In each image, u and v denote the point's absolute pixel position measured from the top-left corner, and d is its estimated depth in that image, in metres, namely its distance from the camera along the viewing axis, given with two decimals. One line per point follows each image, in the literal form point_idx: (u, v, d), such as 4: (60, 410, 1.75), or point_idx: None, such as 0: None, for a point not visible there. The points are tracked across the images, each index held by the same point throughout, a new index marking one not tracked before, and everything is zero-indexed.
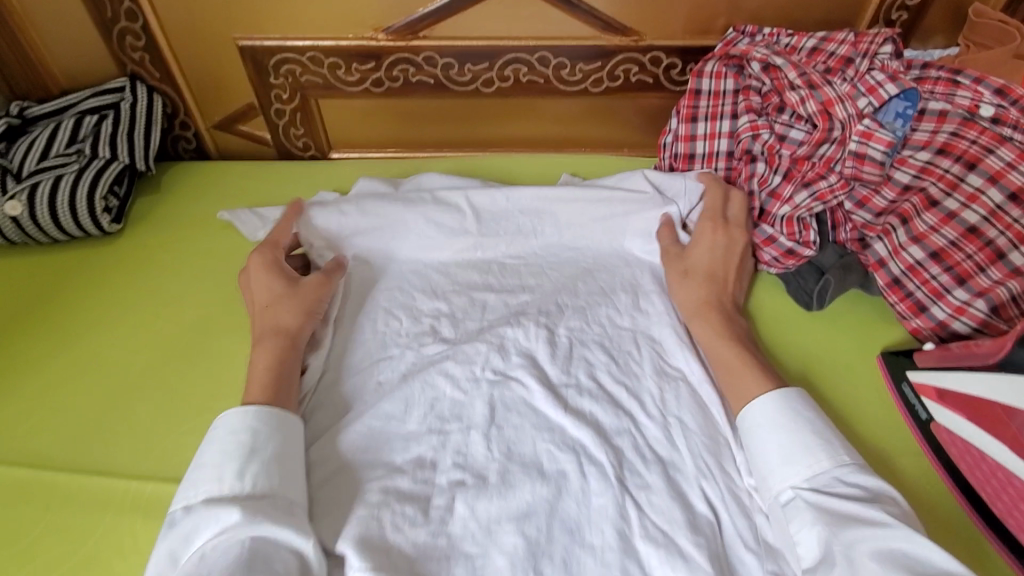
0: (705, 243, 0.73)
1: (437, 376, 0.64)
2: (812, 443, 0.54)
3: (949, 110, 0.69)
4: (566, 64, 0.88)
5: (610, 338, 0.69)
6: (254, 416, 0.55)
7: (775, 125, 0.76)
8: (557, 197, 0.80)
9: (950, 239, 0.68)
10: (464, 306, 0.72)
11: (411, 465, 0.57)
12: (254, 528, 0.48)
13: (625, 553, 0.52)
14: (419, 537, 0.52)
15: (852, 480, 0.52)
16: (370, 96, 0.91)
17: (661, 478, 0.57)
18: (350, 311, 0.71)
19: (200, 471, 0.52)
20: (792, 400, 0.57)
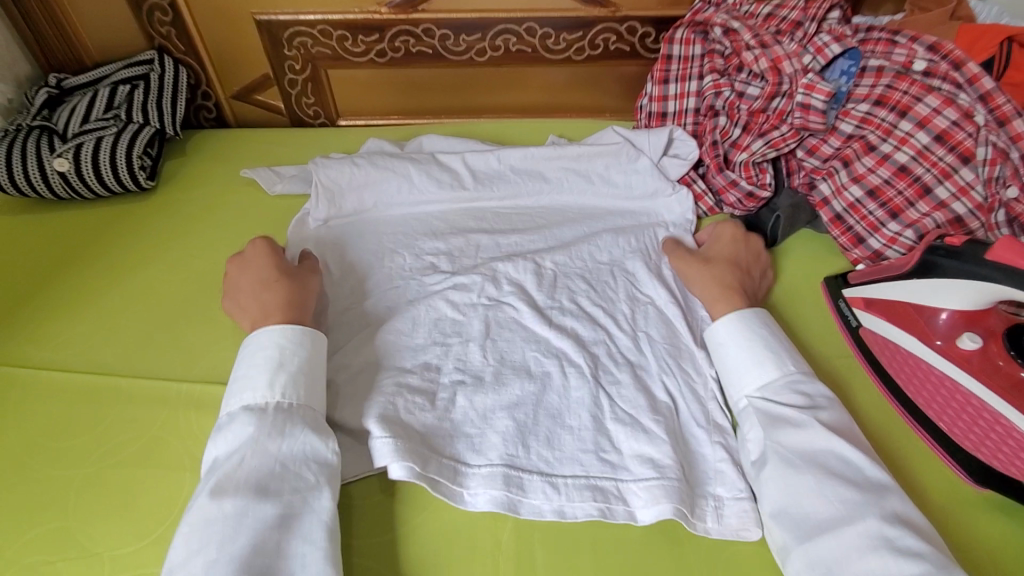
0: (720, 242, 0.78)
1: (439, 301, 0.74)
2: (780, 355, 0.64)
3: (886, 66, 0.79)
4: (551, 34, 0.97)
5: (591, 271, 0.79)
6: (280, 334, 0.63)
7: (735, 83, 0.85)
8: (543, 153, 0.90)
9: (884, 177, 0.78)
10: (461, 246, 0.82)
11: (420, 367, 0.67)
12: (286, 435, 0.56)
13: (598, 431, 0.62)
14: (428, 420, 0.62)
15: (800, 387, 0.61)
16: (374, 65, 1.00)
17: (630, 375, 0.66)
18: (362, 253, 0.81)
19: (240, 385, 0.59)
20: (753, 322, 0.66)
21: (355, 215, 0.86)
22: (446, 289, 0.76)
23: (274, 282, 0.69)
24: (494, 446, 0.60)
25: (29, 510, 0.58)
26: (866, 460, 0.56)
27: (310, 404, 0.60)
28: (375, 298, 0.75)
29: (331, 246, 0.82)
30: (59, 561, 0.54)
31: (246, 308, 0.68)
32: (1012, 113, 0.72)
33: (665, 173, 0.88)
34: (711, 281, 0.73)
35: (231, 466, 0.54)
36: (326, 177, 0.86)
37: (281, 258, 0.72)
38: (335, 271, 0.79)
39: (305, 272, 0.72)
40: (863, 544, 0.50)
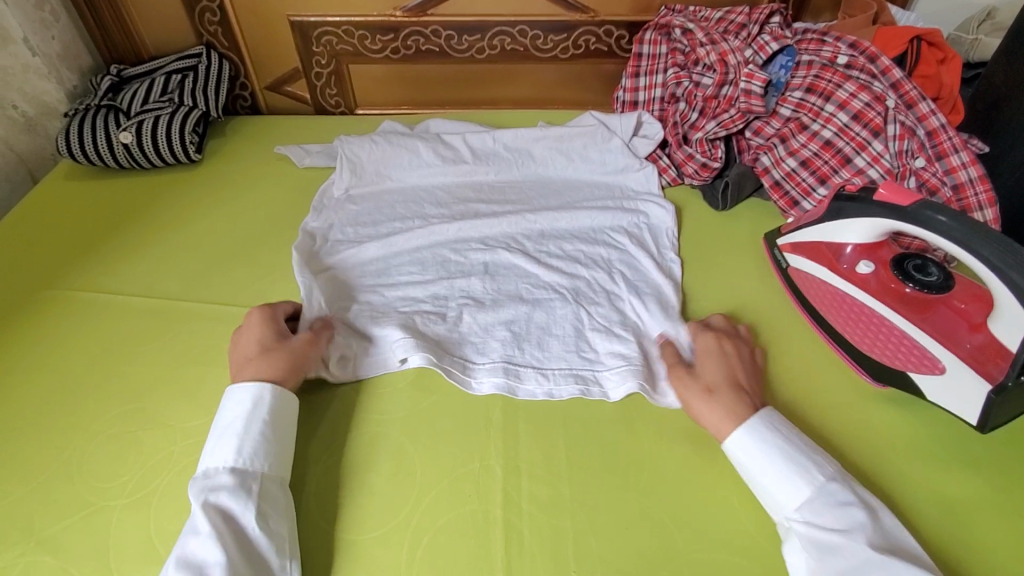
0: (712, 356, 0.70)
1: (445, 250, 0.89)
2: (808, 464, 0.59)
3: (814, 60, 0.96)
4: (540, 35, 1.14)
5: (577, 227, 0.94)
6: (256, 395, 0.64)
7: (692, 75, 1.02)
8: (531, 135, 1.05)
9: (813, 150, 0.95)
10: (460, 211, 0.97)
11: (430, 297, 0.82)
12: (208, 502, 0.56)
13: (580, 339, 0.77)
14: (441, 332, 0.77)
15: (837, 499, 0.57)
16: (389, 61, 1.17)
17: (607, 299, 0.82)
18: (377, 214, 0.96)
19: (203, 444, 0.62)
20: (766, 431, 0.62)
21: (374, 185, 1.01)
22: (450, 240, 0.91)
23: (257, 359, 0.67)
24: (497, 352, 0.75)
25: (116, 395, 0.73)
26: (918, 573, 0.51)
27: (254, 466, 0.60)
28: (387, 246, 0.89)
29: (357, 213, 0.96)
30: (141, 430, 0.69)
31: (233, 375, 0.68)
32: (917, 97, 0.89)
33: (635, 151, 1.04)
34: (726, 422, 0.64)
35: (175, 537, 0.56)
36: (349, 151, 1.02)
37: (267, 331, 0.71)
38: (357, 226, 0.94)
39: (296, 344, 0.69)
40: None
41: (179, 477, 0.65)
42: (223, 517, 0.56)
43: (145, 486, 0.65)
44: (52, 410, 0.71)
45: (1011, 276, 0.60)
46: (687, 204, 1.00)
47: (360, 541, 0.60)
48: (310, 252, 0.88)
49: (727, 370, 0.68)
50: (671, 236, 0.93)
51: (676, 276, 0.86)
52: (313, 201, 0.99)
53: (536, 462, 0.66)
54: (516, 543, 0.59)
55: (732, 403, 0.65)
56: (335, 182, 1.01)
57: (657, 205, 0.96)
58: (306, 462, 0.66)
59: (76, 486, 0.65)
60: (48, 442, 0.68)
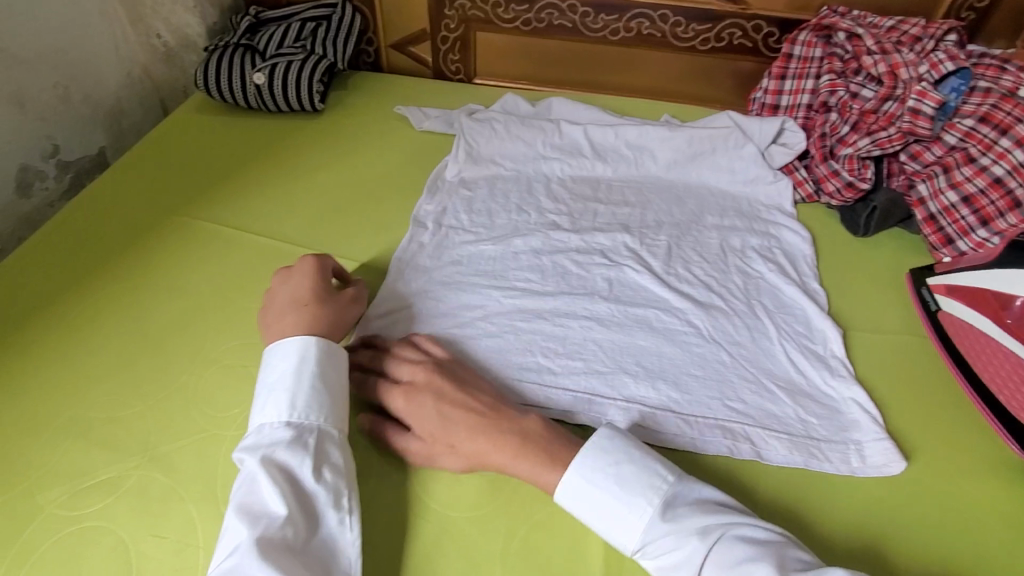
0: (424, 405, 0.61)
1: (563, 258, 0.84)
2: (619, 511, 0.53)
3: (994, 88, 0.85)
4: (681, 22, 1.08)
5: (704, 246, 0.87)
6: (302, 352, 0.61)
7: (851, 84, 0.93)
8: (658, 134, 0.99)
9: (979, 187, 0.84)
10: (580, 210, 0.92)
11: (552, 312, 0.77)
12: (268, 454, 0.55)
13: (720, 384, 0.70)
14: (561, 361, 0.71)
15: (663, 548, 0.52)
16: (518, 33, 1.14)
17: (750, 337, 0.75)
18: (493, 205, 0.92)
19: (253, 401, 0.60)
20: (572, 486, 0.55)
21: (490, 160, 0.98)
22: (572, 248, 0.86)
23: (302, 308, 0.66)
24: (630, 387, 0.69)
25: (229, 329, 0.74)
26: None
27: (309, 419, 0.58)
28: (505, 246, 0.85)
29: (474, 198, 0.93)
30: (254, 366, 0.70)
31: (271, 329, 0.65)
32: None
33: (770, 160, 0.96)
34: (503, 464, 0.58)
35: (232, 489, 0.55)
36: (472, 122, 1.01)
37: (317, 281, 0.70)
38: (473, 217, 0.90)
39: (340, 306, 0.69)
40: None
41: None
42: (281, 471, 0.54)
43: None
44: (173, 334, 0.74)
45: None
46: (820, 224, 0.92)
47: (455, 518, 0.59)
48: (422, 239, 0.85)
49: (445, 413, 0.60)
50: (808, 264, 0.85)
51: (823, 305, 0.79)
52: (427, 180, 0.96)
53: None
54: (617, 557, 0.56)
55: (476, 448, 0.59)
56: (451, 159, 0.98)
57: (792, 231, 0.89)
58: None
59: (190, 411, 0.67)
60: (168, 364, 0.71)
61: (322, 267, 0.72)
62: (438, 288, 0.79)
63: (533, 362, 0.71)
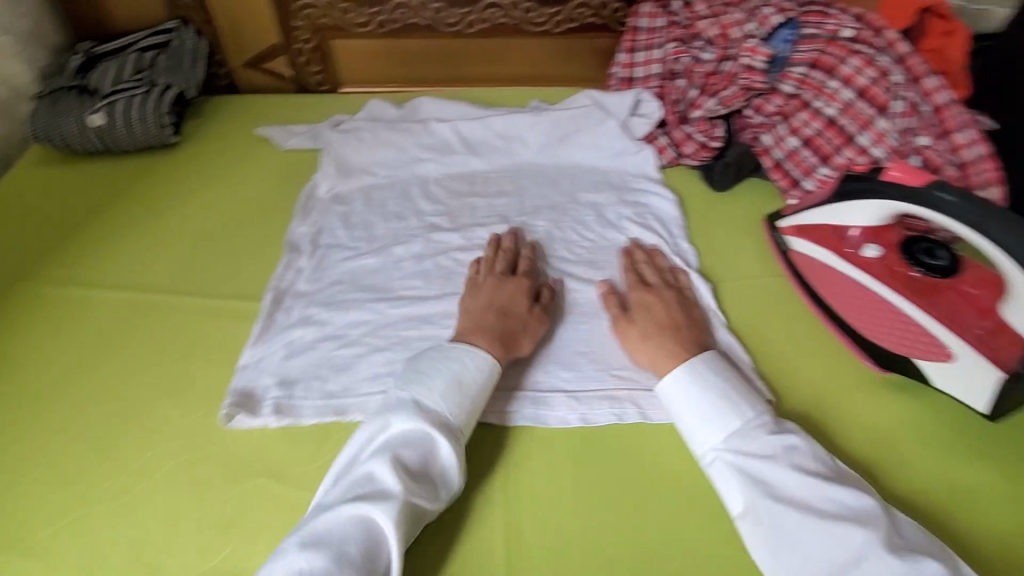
0: (647, 307, 0.74)
1: (447, 260, 0.83)
2: (737, 402, 0.63)
3: (817, 34, 0.92)
4: (532, 8, 1.10)
5: (581, 223, 0.90)
6: (484, 363, 0.66)
7: (693, 50, 0.99)
8: (524, 121, 1.01)
9: (817, 128, 0.91)
10: (459, 208, 0.92)
11: (439, 316, 0.75)
12: (435, 429, 0.60)
13: (604, 355, 0.74)
14: None
15: (767, 432, 0.61)
16: (374, 36, 1.12)
17: (629, 307, 0.78)
18: (371, 216, 0.90)
19: (427, 369, 0.65)
20: (706, 371, 0.65)
21: (362, 171, 0.97)
22: (454, 246, 0.85)
23: (512, 316, 0.72)
24: (522, 375, 0.72)
25: (102, 394, 0.70)
26: (840, 491, 0.56)
27: (461, 428, 0.63)
28: (386, 256, 0.83)
29: (351, 212, 0.91)
30: (125, 430, 0.67)
31: (472, 318, 0.72)
32: (922, 73, 0.88)
33: (632, 131, 1.00)
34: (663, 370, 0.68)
35: (392, 433, 0.60)
36: (337, 135, 0.98)
37: (529, 293, 0.75)
38: (352, 231, 0.88)
39: (530, 323, 0.72)
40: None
41: (166, 479, 0.63)
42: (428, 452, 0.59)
43: (130, 489, 0.62)
44: (32, 411, 0.69)
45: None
46: (685, 186, 0.97)
47: None
48: (299, 264, 0.83)
49: (658, 317, 0.72)
50: (677, 226, 0.89)
51: (692, 263, 0.84)
52: (298, 202, 0.93)
53: (536, 458, 0.67)
54: (518, 540, 0.61)
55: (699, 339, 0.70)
56: (321, 175, 0.95)
57: (661, 197, 0.93)
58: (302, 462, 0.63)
59: (58, 492, 0.62)
60: (29, 445, 0.66)
61: (513, 253, 0.80)
62: (318, 310, 0.76)
63: None
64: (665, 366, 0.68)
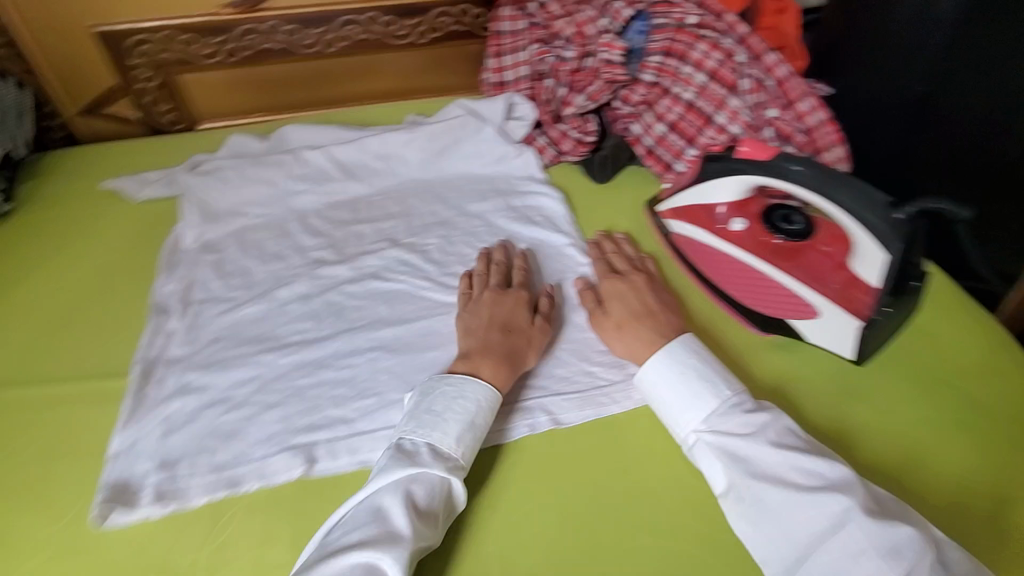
0: (621, 297, 0.75)
1: (336, 295, 0.78)
2: (707, 383, 0.63)
3: (665, 23, 0.96)
4: (393, 21, 1.07)
5: (472, 234, 0.88)
6: (487, 399, 0.63)
7: (554, 49, 1.00)
8: (400, 138, 0.98)
9: (679, 113, 0.96)
10: (344, 237, 0.87)
11: (332, 358, 0.71)
12: (450, 476, 0.58)
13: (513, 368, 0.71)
14: (350, 409, 0.66)
15: (743, 408, 0.61)
16: (226, 66, 1.04)
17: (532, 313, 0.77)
18: (248, 260, 0.84)
19: (437, 406, 0.62)
20: (678, 357, 0.66)
21: (232, 213, 0.90)
22: (342, 279, 0.81)
23: (510, 334, 0.70)
24: None
25: None
26: (816, 461, 0.56)
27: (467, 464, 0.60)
28: (268, 302, 0.78)
29: (225, 259, 0.84)
30: None
31: (471, 337, 0.70)
32: (762, 50, 0.95)
33: (510, 135, 1.00)
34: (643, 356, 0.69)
35: (403, 471, 0.57)
36: (197, 178, 0.91)
37: (523, 305, 0.74)
38: (228, 279, 0.81)
39: (529, 336, 0.71)
40: (853, 549, 0.50)
41: None
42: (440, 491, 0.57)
43: None
44: None
45: (864, 216, 0.66)
46: (569, 183, 0.99)
47: None
48: (169, 327, 0.75)
49: (631, 304, 0.74)
50: (567, 223, 0.90)
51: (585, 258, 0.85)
52: (162, 257, 0.84)
53: None
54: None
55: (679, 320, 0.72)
56: (185, 224, 0.87)
57: (547, 196, 0.94)
58: (194, 545, 0.58)
59: None
60: None
61: (505, 266, 0.79)
62: (197, 375, 0.70)
63: (322, 418, 0.66)
64: (644, 352, 0.69)
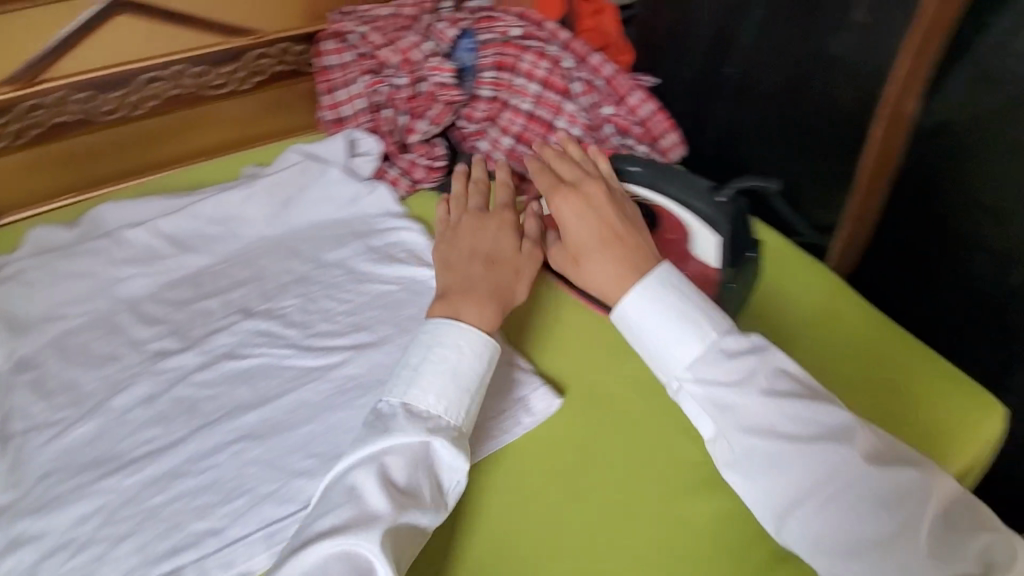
0: (573, 220, 0.67)
1: (186, 387, 0.72)
2: (690, 325, 0.58)
3: (491, 39, 0.97)
4: (205, 71, 0.99)
5: (334, 286, 0.83)
6: (475, 352, 0.63)
7: (386, 78, 0.97)
8: (236, 197, 0.90)
9: (522, 124, 0.96)
10: (188, 319, 0.79)
11: (191, 462, 0.65)
12: (431, 436, 0.58)
13: None
14: (219, 515, 0.61)
15: (728, 350, 0.57)
16: (13, 149, 0.91)
17: None
18: (75, 369, 0.73)
19: (422, 367, 0.61)
20: (656, 301, 0.60)
21: (46, 318, 0.78)
22: (191, 368, 0.74)
23: (498, 263, 0.71)
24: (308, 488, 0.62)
25: None
26: (816, 408, 0.54)
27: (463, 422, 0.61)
28: (106, 413, 0.69)
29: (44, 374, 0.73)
30: None
31: (462, 267, 0.71)
32: (587, 53, 0.98)
33: (357, 172, 0.95)
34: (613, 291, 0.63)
35: (386, 441, 0.57)
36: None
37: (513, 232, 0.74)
38: (50, 398, 0.71)
39: (520, 260, 0.72)
40: (846, 496, 0.51)
41: None
42: (426, 458, 0.58)
43: None
44: None
45: (693, 204, 0.71)
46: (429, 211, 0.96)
47: None
48: None
49: (590, 226, 0.66)
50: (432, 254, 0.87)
51: None
52: None
53: None
54: None
55: (645, 240, 0.65)
56: None
57: (407, 229, 0.90)
58: None
59: None
60: None
61: (485, 188, 0.81)
62: (28, 523, 0.61)
63: (188, 535, 0.60)
64: (615, 290, 0.63)
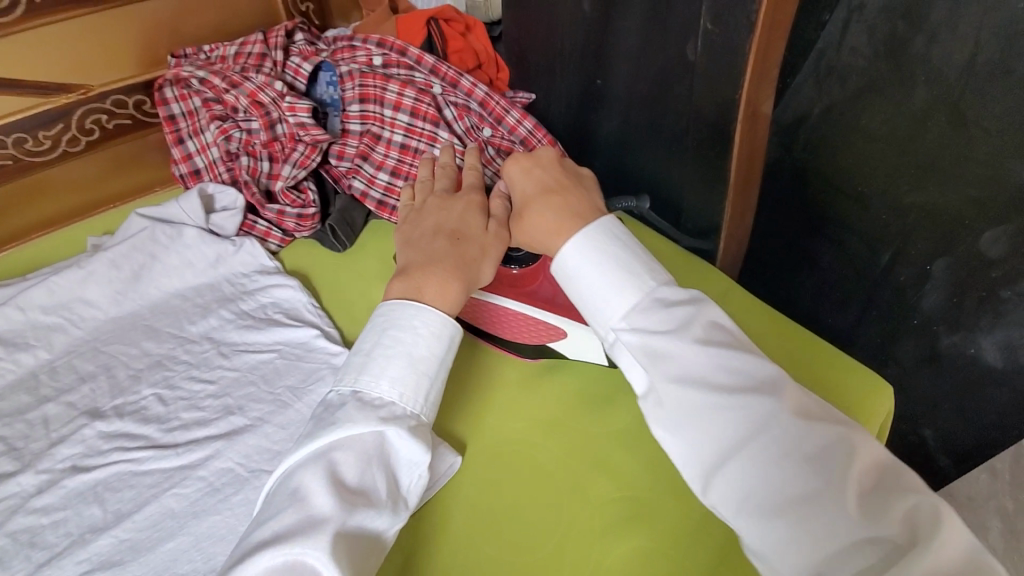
0: (526, 178, 0.66)
1: (21, 518, 0.61)
2: (627, 275, 0.55)
3: (350, 69, 0.91)
4: (25, 137, 0.87)
5: (200, 364, 0.74)
6: (435, 333, 0.58)
7: (239, 123, 0.90)
8: (73, 277, 0.79)
9: (396, 157, 0.90)
10: (22, 432, 0.68)
11: None
12: (385, 426, 0.52)
13: None
14: None
15: (668, 299, 0.54)
16: None
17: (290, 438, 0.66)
18: None
19: (375, 357, 0.56)
20: (592, 252, 0.57)
21: None
22: (27, 494, 0.63)
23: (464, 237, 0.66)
24: None
25: None
26: (741, 357, 0.50)
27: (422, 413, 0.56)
28: None
29: None
30: None
31: (419, 245, 0.67)
32: (456, 75, 0.91)
33: (221, 230, 0.86)
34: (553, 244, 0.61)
35: (337, 434, 0.51)
36: None
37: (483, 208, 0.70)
38: None
39: (484, 237, 0.67)
40: (772, 452, 0.45)
41: None
42: (382, 451, 0.52)
43: None
44: None
45: None
46: (307, 262, 0.88)
47: None
48: None
49: (537, 180, 0.66)
50: (312, 310, 0.80)
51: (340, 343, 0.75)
52: None
53: None
54: None
55: (592, 198, 0.64)
56: None
57: (282, 286, 0.82)
58: None
59: None
60: None
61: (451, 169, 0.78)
62: None
63: None
64: (556, 239, 0.60)
